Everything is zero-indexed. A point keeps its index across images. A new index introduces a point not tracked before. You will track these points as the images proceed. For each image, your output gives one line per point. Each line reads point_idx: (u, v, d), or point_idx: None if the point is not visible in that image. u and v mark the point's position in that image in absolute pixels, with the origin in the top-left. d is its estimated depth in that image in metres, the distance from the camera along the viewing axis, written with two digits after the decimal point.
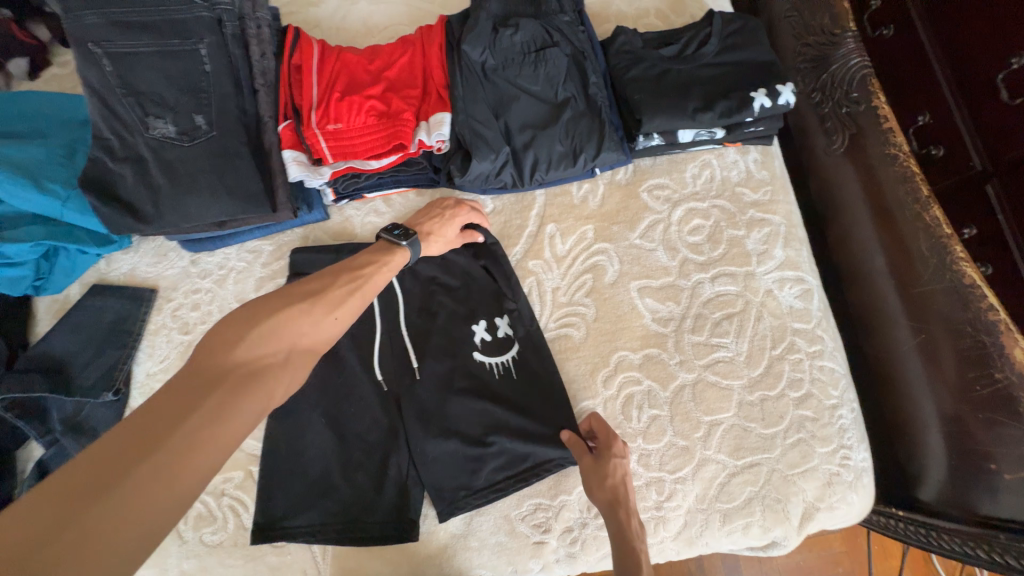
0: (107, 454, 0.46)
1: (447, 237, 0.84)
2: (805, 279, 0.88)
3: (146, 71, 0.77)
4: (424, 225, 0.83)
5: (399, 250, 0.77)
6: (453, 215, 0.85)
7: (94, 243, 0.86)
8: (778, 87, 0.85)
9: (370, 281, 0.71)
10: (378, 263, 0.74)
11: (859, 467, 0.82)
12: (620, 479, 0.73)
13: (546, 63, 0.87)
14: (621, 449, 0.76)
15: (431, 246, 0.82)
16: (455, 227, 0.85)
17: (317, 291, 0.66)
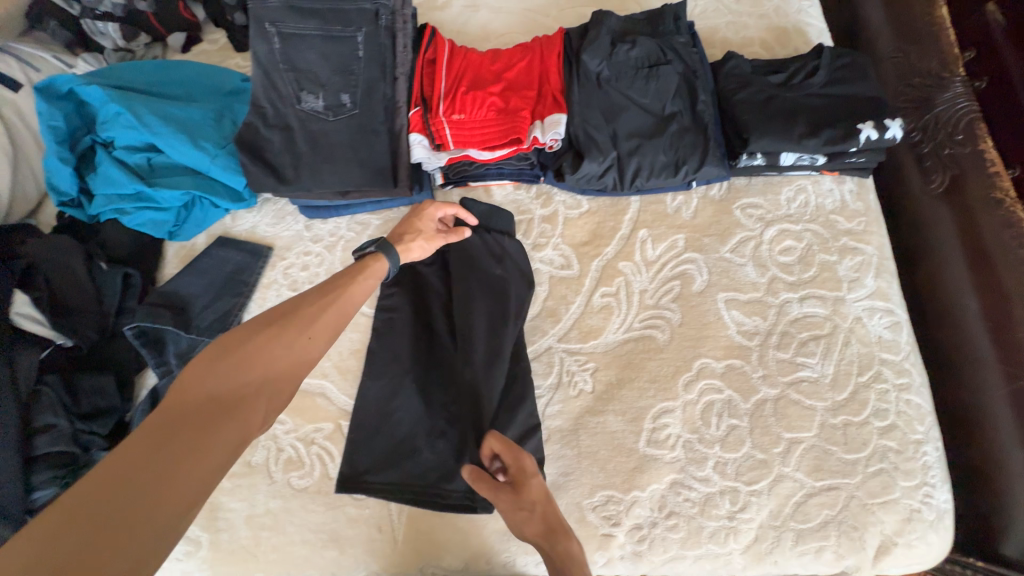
0: (78, 504, 0.43)
1: (426, 234, 0.83)
2: (896, 312, 0.88)
3: (307, 51, 0.87)
4: (401, 231, 0.82)
5: (375, 259, 0.75)
6: (426, 212, 0.84)
7: (228, 198, 0.95)
8: (886, 121, 0.87)
9: (349, 295, 0.69)
10: (356, 278, 0.72)
11: (941, 507, 0.80)
12: (546, 498, 0.67)
13: (658, 78, 0.92)
14: (532, 464, 0.69)
15: (411, 246, 0.80)
16: (432, 222, 0.84)
17: (296, 315, 0.63)
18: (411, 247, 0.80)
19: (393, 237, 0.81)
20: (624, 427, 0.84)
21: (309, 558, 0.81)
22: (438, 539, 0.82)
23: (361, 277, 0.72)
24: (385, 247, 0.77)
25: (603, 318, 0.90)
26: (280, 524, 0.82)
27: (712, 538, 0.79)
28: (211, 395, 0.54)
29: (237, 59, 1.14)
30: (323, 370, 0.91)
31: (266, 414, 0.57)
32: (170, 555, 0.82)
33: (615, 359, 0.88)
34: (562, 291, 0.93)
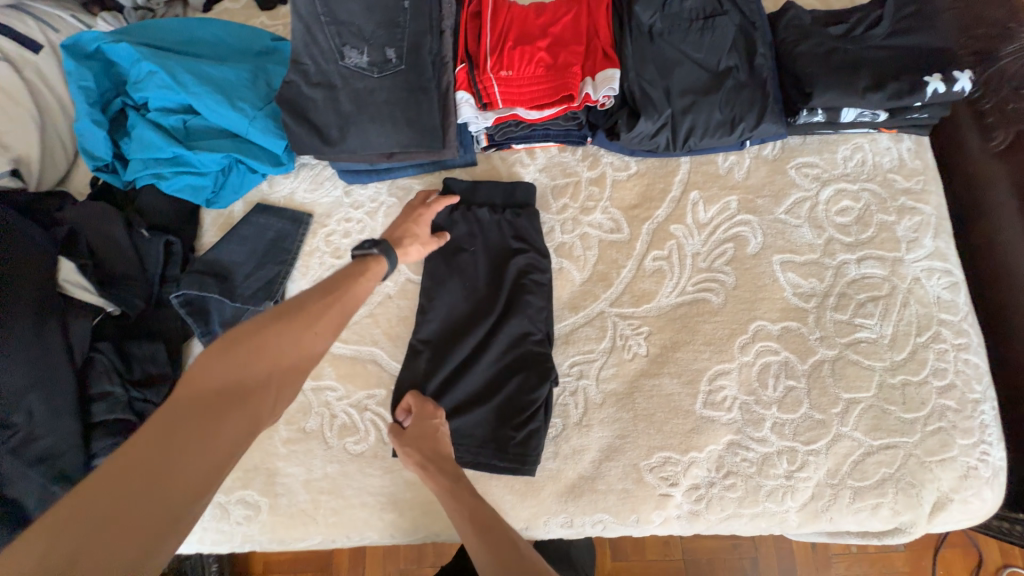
0: (86, 500, 0.42)
1: (422, 238, 0.80)
2: (954, 272, 0.87)
3: (350, 4, 0.83)
4: (396, 233, 0.79)
5: (376, 259, 0.69)
6: (420, 215, 0.82)
7: (268, 162, 0.92)
8: (955, 73, 0.83)
9: (351, 293, 0.64)
10: (359, 279, 0.66)
11: (997, 465, 0.80)
12: (440, 436, 0.76)
13: (713, 31, 0.88)
14: (434, 409, 0.79)
15: (410, 249, 0.77)
16: (426, 226, 0.82)
17: (300, 312, 0.59)
18: (411, 249, 0.77)
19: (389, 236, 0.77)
20: (680, 389, 0.84)
21: (369, 520, 0.82)
22: (496, 501, 0.82)
23: (365, 274, 0.67)
24: (386, 250, 0.71)
25: (655, 282, 0.89)
26: (339, 489, 0.83)
27: (770, 497, 0.80)
28: (211, 389, 0.51)
29: (263, 18, 1.08)
30: (373, 337, 0.90)
31: (271, 410, 0.55)
32: (231, 519, 0.83)
33: (669, 322, 0.87)
34: (612, 255, 0.91)
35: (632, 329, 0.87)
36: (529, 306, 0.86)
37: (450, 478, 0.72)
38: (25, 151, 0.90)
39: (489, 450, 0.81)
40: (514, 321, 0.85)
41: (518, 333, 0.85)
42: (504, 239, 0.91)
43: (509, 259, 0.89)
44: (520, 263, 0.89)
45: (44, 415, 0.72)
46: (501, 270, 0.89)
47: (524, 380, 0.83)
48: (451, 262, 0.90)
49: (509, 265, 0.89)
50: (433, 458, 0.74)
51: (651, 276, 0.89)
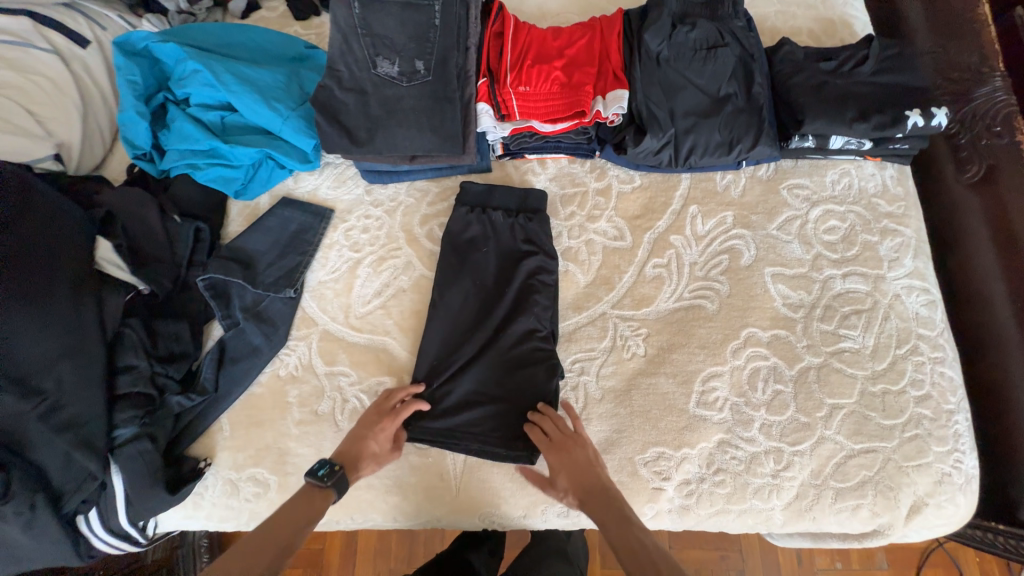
0: None
1: (378, 454, 0.82)
2: (931, 291, 0.93)
3: (386, 18, 0.91)
4: (352, 450, 0.80)
5: (321, 492, 0.76)
6: (383, 427, 0.82)
7: (296, 159, 0.97)
8: (932, 109, 0.91)
9: (289, 535, 0.71)
10: (300, 520, 0.73)
11: (969, 473, 0.86)
12: (588, 464, 0.77)
13: (715, 60, 0.96)
14: (567, 437, 0.79)
15: (362, 471, 0.79)
16: (385, 440, 0.82)
17: (247, 555, 0.68)
18: (364, 473, 0.80)
19: (345, 459, 0.79)
20: (675, 388, 0.89)
21: (374, 502, 0.86)
22: (496, 487, 0.86)
23: (306, 509, 0.74)
24: (338, 483, 0.76)
25: (654, 288, 0.95)
26: (382, 480, 0.86)
27: (757, 494, 0.84)
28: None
29: (296, 27, 1.15)
30: (386, 327, 0.94)
31: None
32: (241, 495, 0.86)
33: (666, 326, 0.92)
34: (615, 261, 0.97)
35: (631, 331, 0.92)
36: (536, 305, 0.91)
37: (616, 510, 0.73)
38: (66, 138, 0.96)
39: (493, 438, 0.85)
40: (522, 316, 0.91)
41: (525, 329, 0.90)
42: (516, 243, 0.96)
43: (520, 261, 0.95)
44: (530, 264, 0.94)
45: (72, 384, 0.76)
46: (512, 271, 0.94)
47: (530, 373, 0.88)
48: (464, 260, 0.96)
49: (521, 266, 0.94)
50: (588, 491, 0.75)
51: (651, 282, 0.95)
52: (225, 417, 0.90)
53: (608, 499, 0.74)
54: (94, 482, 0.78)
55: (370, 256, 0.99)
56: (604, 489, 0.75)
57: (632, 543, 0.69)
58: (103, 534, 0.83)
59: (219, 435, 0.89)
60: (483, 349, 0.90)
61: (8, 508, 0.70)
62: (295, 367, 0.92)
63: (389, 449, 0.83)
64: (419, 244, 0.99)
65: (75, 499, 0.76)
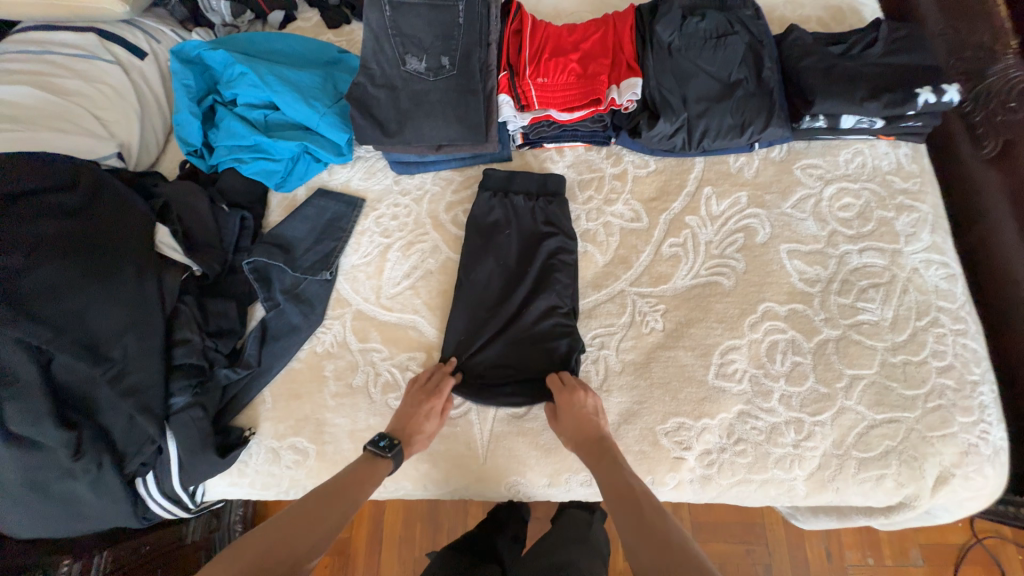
0: None
1: (428, 431, 0.86)
2: (951, 265, 0.94)
3: (414, 19, 0.98)
4: (405, 426, 0.85)
5: (382, 461, 0.81)
6: (429, 404, 0.87)
7: (331, 152, 1.05)
8: (943, 86, 0.93)
9: (352, 495, 0.77)
10: (364, 483, 0.78)
11: (997, 444, 0.85)
12: (591, 413, 0.83)
13: (725, 48, 1.00)
14: (571, 391, 0.84)
15: (414, 446, 0.85)
16: (433, 418, 0.87)
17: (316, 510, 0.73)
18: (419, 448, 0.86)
19: (399, 433, 0.84)
20: (694, 361, 0.91)
21: (405, 470, 0.91)
22: (521, 457, 0.90)
23: (369, 475, 0.79)
24: (397, 455, 0.81)
25: (671, 266, 0.98)
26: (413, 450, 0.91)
27: (778, 464, 0.85)
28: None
29: (329, 35, 1.25)
30: (415, 306, 1.00)
31: None
32: (282, 463, 0.92)
33: (684, 302, 0.95)
34: (632, 241, 1.01)
35: (649, 307, 0.95)
36: (557, 282, 0.96)
37: (609, 459, 0.77)
38: (127, 139, 1.06)
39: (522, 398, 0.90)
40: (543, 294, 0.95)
41: (545, 306, 0.94)
42: (536, 226, 1.01)
43: (541, 242, 0.99)
44: (550, 245, 0.99)
45: (136, 354, 0.83)
46: (532, 251, 0.99)
47: (551, 346, 0.92)
48: (488, 242, 1.01)
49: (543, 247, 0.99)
50: (586, 441, 0.80)
51: (668, 261, 0.98)
52: (267, 390, 0.96)
53: (603, 448, 0.79)
54: (151, 446, 0.86)
55: (399, 241, 1.05)
56: (598, 439, 0.80)
57: (622, 486, 0.73)
58: (157, 496, 0.89)
59: (262, 407, 0.95)
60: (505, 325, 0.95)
61: (80, 463, 0.77)
62: (331, 344, 0.98)
63: (439, 424, 0.87)
64: (445, 229, 1.05)
65: (135, 461, 0.84)
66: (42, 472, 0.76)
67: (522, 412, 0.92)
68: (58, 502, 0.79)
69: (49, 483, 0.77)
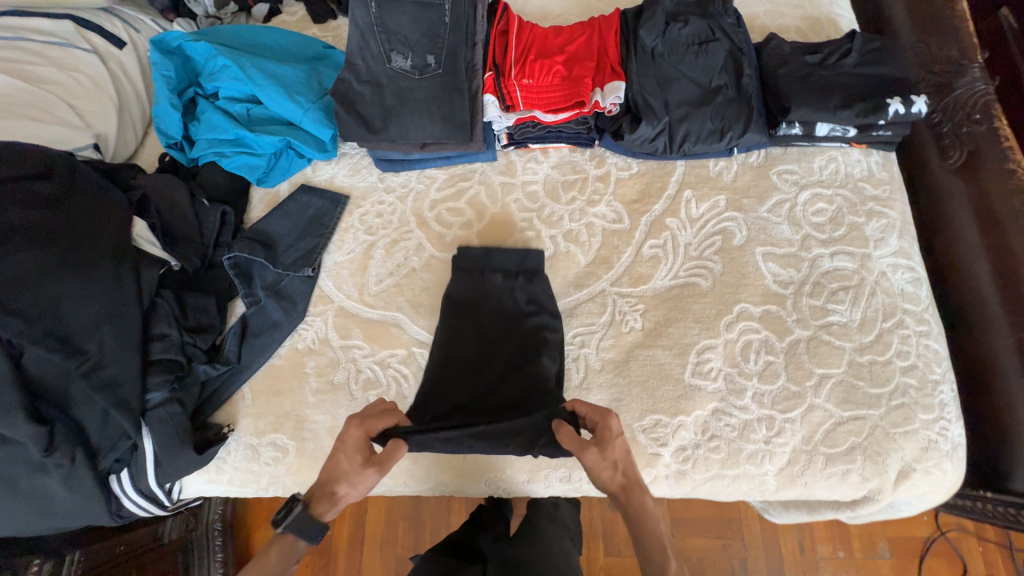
0: None
1: (351, 475, 0.71)
2: (917, 269, 0.98)
3: (400, 16, 0.98)
4: (322, 477, 0.72)
5: (283, 542, 0.68)
6: (349, 436, 0.73)
7: (315, 148, 1.05)
8: (912, 97, 0.97)
9: None
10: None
11: (956, 440, 0.89)
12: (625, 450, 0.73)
13: (707, 54, 1.02)
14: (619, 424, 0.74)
15: (337, 497, 0.70)
16: (350, 456, 0.72)
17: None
18: (343, 497, 0.70)
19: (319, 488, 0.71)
20: (671, 360, 0.93)
21: None
22: (502, 452, 0.91)
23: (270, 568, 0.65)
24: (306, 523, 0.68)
25: (651, 267, 1.00)
26: None
27: (750, 459, 0.88)
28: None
29: (315, 29, 1.24)
30: (398, 304, 1.00)
31: None
32: (262, 460, 0.91)
33: (662, 302, 0.98)
34: (614, 242, 1.03)
35: (628, 307, 0.97)
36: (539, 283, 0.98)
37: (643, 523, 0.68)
38: (104, 130, 1.04)
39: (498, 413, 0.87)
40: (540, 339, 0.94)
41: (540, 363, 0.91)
42: (518, 254, 1.00)
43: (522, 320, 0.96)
44: (545, 287, 0.99)
45: (112, 347, 0.82)
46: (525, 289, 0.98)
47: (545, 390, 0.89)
48: (484, 275, 0.99)
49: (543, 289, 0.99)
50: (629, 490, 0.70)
51: (648, 262, 1.00)
52: (246, 387, 0.96)
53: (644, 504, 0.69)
54: (127, 441, 0.84)
55: (382, 239, 1.05)
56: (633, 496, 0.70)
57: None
58: (133, 493, 0.88)
59: (242, 403, 0.94)
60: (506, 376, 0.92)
61: (53, 458, 0.76)
62: (312, 341, 0.98)
63: (361, 462, 0.71)
64: (429, 227, 1.06)
65: (110, 457, 0.83)
66: (15, 466, 0.76)
67: None
68: (29, 497, 0.78)
69: (18, 478, 0.77)
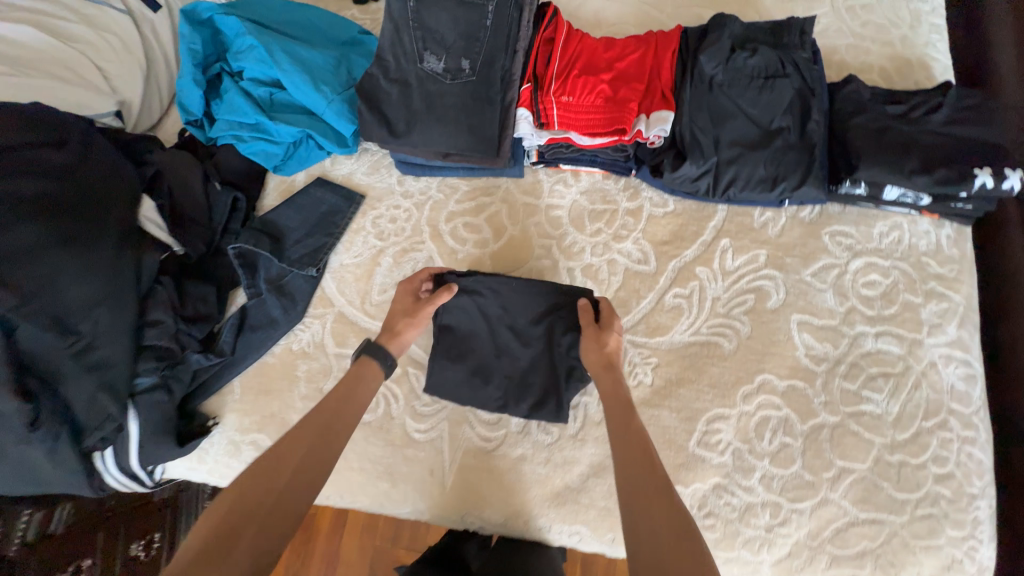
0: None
1: (406, 310, 0.86)
2: (973, 365, 0.86)
3: (439, 14, 0.91)
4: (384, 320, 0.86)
5: (363, 363, 0.78)
6: (404, 289, 0.89)
7: (334, 142, 1.00)
8: (1005, 170, 0.84)
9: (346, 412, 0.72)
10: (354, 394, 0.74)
11: (983, 564, 0.79)
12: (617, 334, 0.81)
13: (771, 91, 0.91)
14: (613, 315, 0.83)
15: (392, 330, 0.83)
16: (407, 297, 0.88)
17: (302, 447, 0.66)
18: (401, 331, 0.83)
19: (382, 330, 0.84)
20: (677, 424, 0.86)
21: (364, 485, 0.89)
22: (484, 493, 0.86)
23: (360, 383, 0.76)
24: (372, 348, 0.80)
25: (671, 318, 0.92)
26: (376, 466, 0.89)
27: (746, 545, 0.81)
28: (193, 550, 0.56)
29: (354, 11, 1.17)
30: None
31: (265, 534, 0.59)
32: (242, 458, 0.90)
33: (678, 359, 0.90)
34: (635, 284, 0.95)
35: (639, 359, 0.90)
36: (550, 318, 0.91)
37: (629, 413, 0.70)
38: (129, 96, 1.01)
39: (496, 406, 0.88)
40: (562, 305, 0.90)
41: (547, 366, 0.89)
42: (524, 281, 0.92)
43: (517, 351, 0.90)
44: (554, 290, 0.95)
45: (106, 327, 0.80)
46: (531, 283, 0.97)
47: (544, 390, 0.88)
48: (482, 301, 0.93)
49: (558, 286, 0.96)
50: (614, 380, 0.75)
51: (670, 311, 0.93)
52: (237, 381, 0.94)
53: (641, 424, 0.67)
54: (112, 423, 0.82)
55: (393, 246, 1.00)
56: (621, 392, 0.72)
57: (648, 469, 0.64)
58: (115, 471, 0.88)
59: (230, 397, 0.93)
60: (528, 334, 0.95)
61: (36, 435, 0.74)
62: (308, 343, 0.95)
63: (413, 302, 0.87)
64: (442, 240, 1.00)
65: (95, 436, 0.81)
66: None
67: (490, 448, 0.88)
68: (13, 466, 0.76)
69: (5, 446, 0.74)
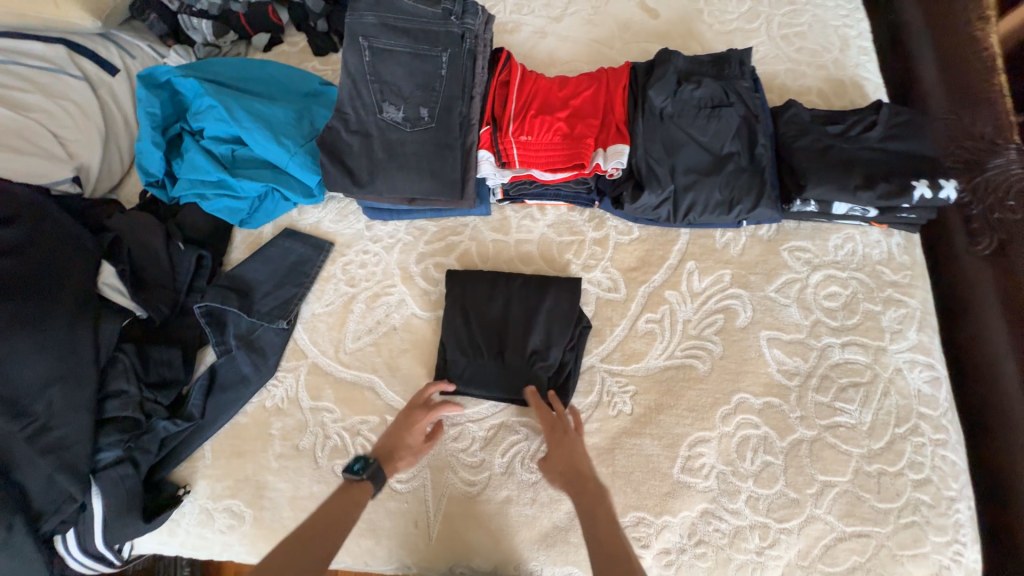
0: None
1: (411, 449, 0.84)
2: (936, 367, 0.89)
3: (395, 66, 0.93)
4: (389, 444, 0.83)
5: (360, 485, 0.76)
6: (415, 421, 0.85)
7: (300, 193, 1.00)
8: (941, 181, 0.89)
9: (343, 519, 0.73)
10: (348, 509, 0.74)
11: (970, 568, 0.80)
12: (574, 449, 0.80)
13: (719, 119, 0.96)
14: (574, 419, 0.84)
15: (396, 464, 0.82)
16: (417, 434, 0.85)
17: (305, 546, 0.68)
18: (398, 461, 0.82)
19: (380, 454, 0.82)
20: (659, 452, 0.86)
21: (346, 544, 0.85)
22: (471, 542, 0.84)
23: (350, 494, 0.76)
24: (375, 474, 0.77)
25: (645, 343, 0.93)
26: (358, 523, 0.85)
27: (738, 571, 0.80)
28: None
29: (315, 63, 1.20)
30: (374, 365, 0.94)
31: None
32: (215, 527, 0.86)
33: (654, 384, 0.91)
34: (607, 313, 0.96)
35: (618, 388, 0.91)
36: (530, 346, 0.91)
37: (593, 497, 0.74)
38: (87, 161, 1.00)
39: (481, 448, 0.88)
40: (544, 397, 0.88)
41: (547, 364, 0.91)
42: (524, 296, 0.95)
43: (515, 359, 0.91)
44: (566, 305, 0.93)
45: (62, 407, 0.77)
46: (541, 299, 0.94)
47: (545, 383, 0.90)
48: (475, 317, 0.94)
49: (574, 299, 0.93)
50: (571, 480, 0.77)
51: (644, 336, 0.94)
52: (207, 445, 0.91)
53: (586, 484, 0.75)
54: (73, 504, 0.78)
55: (364, 292, 1.00)
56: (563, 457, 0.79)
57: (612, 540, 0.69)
58: (78, 553, 0.83)
59: (201, 463, 0.89)
60: (528, 360, 0.91)
61: None
62: (281, 400, 0.93)
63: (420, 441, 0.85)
64: (412, 282, 1.00)
65: (53, 520, 0.77)
66: None
67: (475, 492, 0.86)
68: None
69: None
